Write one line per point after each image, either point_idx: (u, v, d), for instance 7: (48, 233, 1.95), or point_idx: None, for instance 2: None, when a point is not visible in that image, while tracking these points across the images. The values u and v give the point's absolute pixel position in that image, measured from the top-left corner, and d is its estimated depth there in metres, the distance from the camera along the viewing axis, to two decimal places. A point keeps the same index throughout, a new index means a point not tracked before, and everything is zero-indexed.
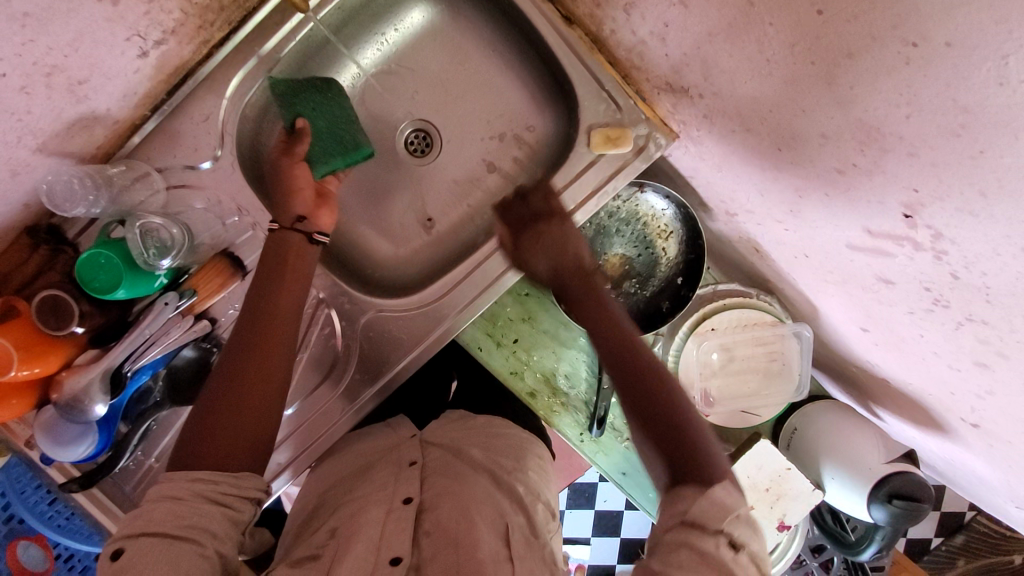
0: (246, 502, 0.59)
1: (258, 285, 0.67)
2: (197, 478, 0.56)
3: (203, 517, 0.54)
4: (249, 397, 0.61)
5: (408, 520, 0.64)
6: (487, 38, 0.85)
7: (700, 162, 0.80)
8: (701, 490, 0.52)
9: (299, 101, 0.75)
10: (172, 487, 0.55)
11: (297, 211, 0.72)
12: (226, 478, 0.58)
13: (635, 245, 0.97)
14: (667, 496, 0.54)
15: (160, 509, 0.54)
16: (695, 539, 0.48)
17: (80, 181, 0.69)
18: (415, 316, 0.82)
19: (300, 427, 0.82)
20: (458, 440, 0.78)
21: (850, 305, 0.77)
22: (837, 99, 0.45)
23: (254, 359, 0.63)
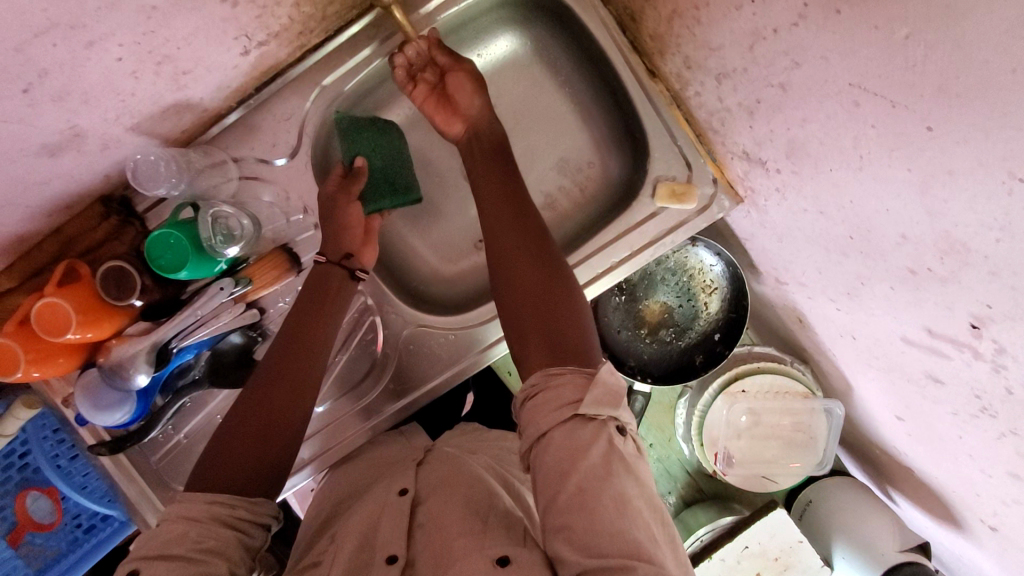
0: (258, 527, 0.57)
1: (295, 312, 0.71)
2: (213, 500, 0.56)
3: (218, 538, 0.53)
4: (276, 419, 0.64)
5: (405, 511, 0.63)
6: (567, 76, 0.87)
7: (760, 228, 0.81)
8: (587, 375, 0.52)
9: (360, 140, 0.77)
10: (188, 509, 0.54)
11: (346, 247, 0.75)
12: (242, 502, 0.57)
13: (678, 295, 0.98)
14: (545, 381, 0.53)
15: (177, 528, 0.52)
16: (589, 437, 0.49)
17: (167, 163, 0.72)
18: (457, 336, 0.83)
19: (327, 426, 0.83)
20: (469, 448, 0.77)
21: (888, 391, 0.77)
22: (926, 208, 0.46)
23: (282, 380, 0.66)
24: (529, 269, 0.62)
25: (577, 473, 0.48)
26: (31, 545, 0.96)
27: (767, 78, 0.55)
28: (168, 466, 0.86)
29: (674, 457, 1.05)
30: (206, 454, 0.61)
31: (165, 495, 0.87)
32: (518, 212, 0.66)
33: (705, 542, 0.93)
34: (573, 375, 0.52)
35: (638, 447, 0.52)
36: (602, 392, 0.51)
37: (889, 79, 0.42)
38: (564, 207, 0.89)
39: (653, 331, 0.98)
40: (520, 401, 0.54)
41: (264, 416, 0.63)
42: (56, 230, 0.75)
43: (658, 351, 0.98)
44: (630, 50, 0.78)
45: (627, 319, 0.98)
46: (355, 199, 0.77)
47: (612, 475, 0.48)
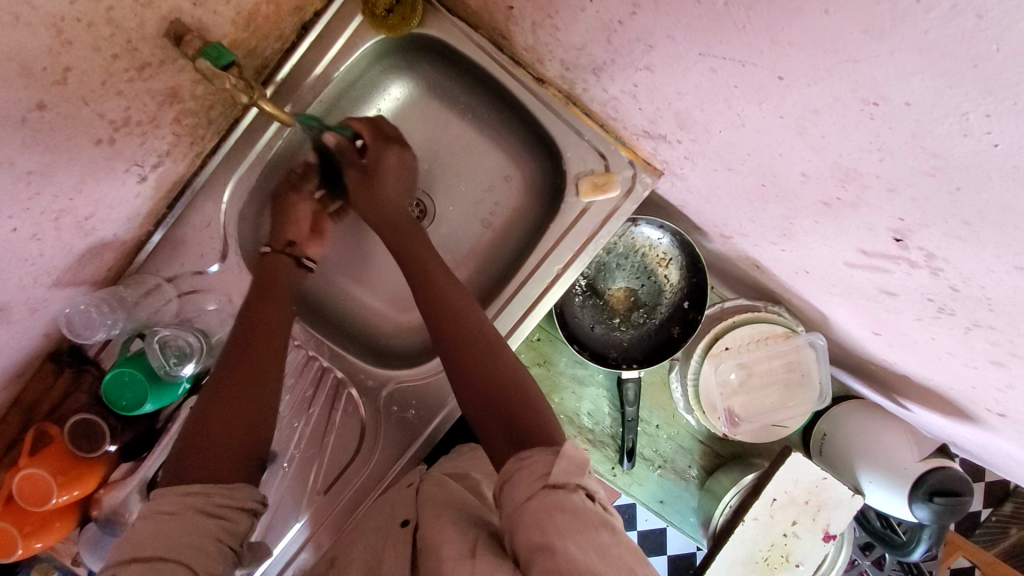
0: (241, 513, 0.56)
1: (253, 302, 0.71)
2: (189, 491, 0.53)
3: (190, 527, 0.51)
4: (228, 401, 0.61)
5: (405, 538, 0.63)
6: (464, 104, 0.88)
7: (689, 194, 0.82)
8: (555, 453, 0.52)
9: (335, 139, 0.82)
10: (163, 501, 0.53)
11: (288, 237, 0.81)
12: (216, 489, 0.55)
13: (637, 276, 0.99)
14: (516, 464, 0.53)
15: (152, 526, 0.50)
16: (561, 498, 0.48)
17: (97, 308, 0.73)
18: (436, 382, 0.84)
19: (333, 512, 0.81)
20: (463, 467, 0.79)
21: (857, 312, 0.78)
22: (812, 146, 0.47)
23: (242, 366, 0.64)
24: (496, 372, 0.62)
25: (553, 529, 0.46)
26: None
27: (633, 64, 0.55)
28: None
29: (684, 431, 1.05)
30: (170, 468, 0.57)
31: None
32: (472, 315, 0.68)
33: (735, 506, 0.93)
34: (542, 451, 0.53)
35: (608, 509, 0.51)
36: (569, 463, 0.51)
37: (730, 44, 0.43)
38: (502, 227, 0.90)
39: (625, 318, 0.99)
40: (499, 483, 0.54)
41: (237, 396, 0.62)
42: (15, 399, 0.75)
43: (636, 334, 0.99)
44: (513, 64, 0.79)
45: (596, 313, 0.99)
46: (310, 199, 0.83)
47: (598, 526, 0.47)
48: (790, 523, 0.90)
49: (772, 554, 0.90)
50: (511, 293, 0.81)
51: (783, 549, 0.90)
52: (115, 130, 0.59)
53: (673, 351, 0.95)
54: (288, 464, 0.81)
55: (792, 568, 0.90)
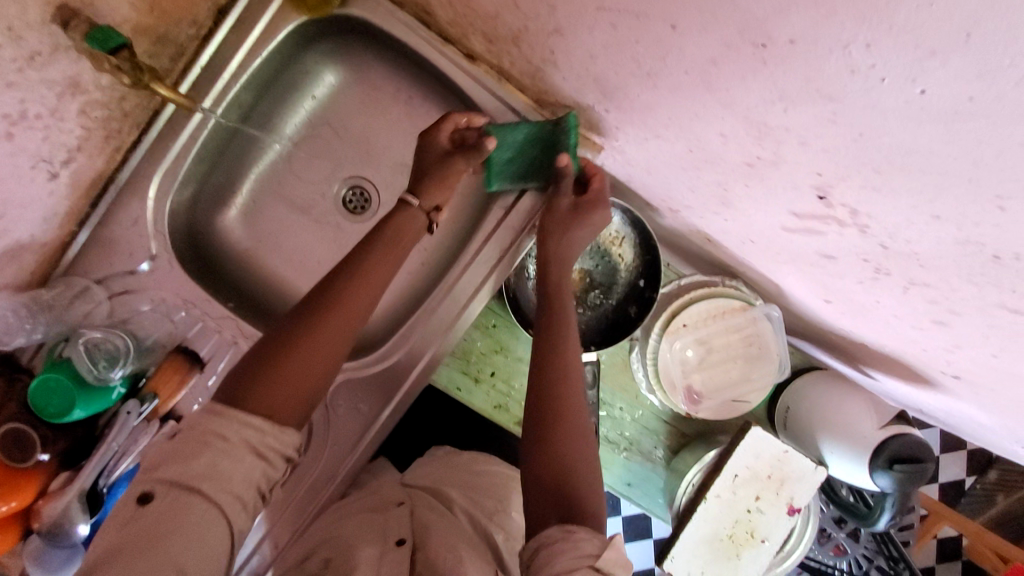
0: (281, 460, 0.54)
1: (373, 249, 0.68)
2: (247, 423, 0.52)
3: (243, 469, 0.50)
4: (309, 366, 0.58)
5: (404, 561, 0.64)
6: (400, 87, 0.86)
7: (631, 168, 0.80)
8: (603, 539, 0.53)
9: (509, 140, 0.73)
10: (223, 424, 0.52)
11: (437, 200, 0.74)
12: (272, 432, 0.54)
13: (591, 256, 0.97)
14: (561, 535, 0.54)
15: (204, 452, 0.50)
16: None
17: (15, 312, 0.70)
18: (384, 373, 0.82)
19: (285, 510, 0.79)
20: (442, 481, 0.85)
21: (806, 280, 0.77)
22: (721, 101, 0.45)
23: (326, 326, 0.60)
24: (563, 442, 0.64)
25: None
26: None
27: (545, 27, 0.53)
28: None
29: (647, 412, 1.03)
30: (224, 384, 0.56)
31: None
32: (572, 356, 0.71)
33: (697, 484, 0.92)
34: (589, 533, 0.54)
35: None
36: (618, 554, 0.51)
37: None
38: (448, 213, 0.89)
39: (582, 299, 0.97)
40: (532, 548, 0.55)
41: (314, 362, 0.59)
42: None
43: (594, 316, 0.97)
44: (442, 42, 0.77)
45: None
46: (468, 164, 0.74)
47: None
48: (753, 499, 0.90)
49: (736, 531, 0.89)
50: (455, 280, 0.81)
51: (747, 525, 0.90)
52: (12, 124, 0.57)
53: (631, 330, 0.93)
54: None
55: (758, 544, 0.90)
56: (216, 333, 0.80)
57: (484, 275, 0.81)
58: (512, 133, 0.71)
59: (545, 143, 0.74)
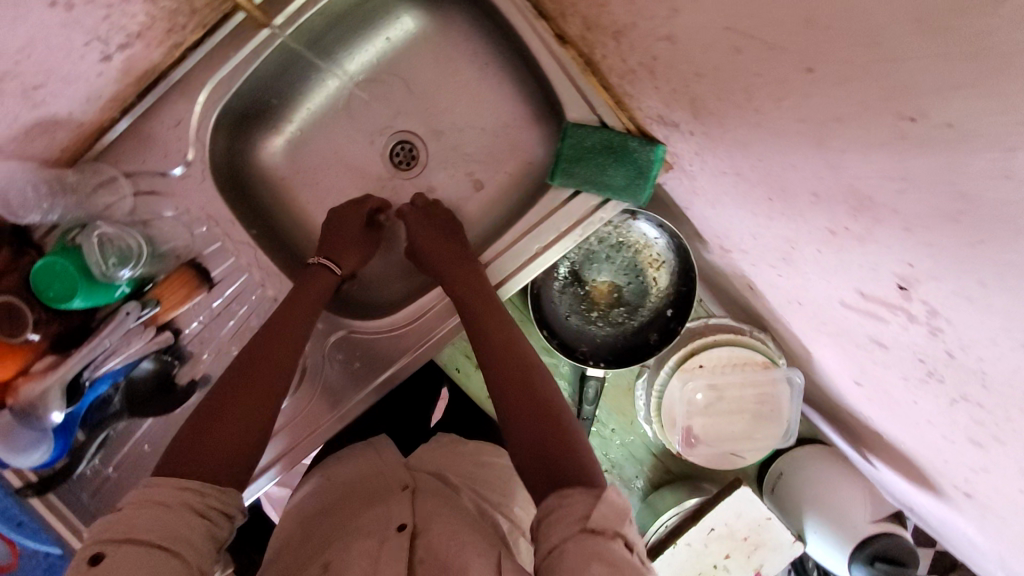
0: (225, 519, 0.54)
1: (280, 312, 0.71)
2: (185, 486, 0.52)
3: (187, 528, 0.49)
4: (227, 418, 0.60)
5: (403, 541, 0.62)
6: (479, 51, 0.82)
7: (694, 196, 0.75)
8: (595, 495, 0.50)
9: (587, 141, 0.72)
10: (160, 491, 0.51)
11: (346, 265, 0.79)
12: (212, 491, 0.54)
13: (624, 273, 0.93)
14: (556, 501, 0.51)
15: (146, 512, 0.49)
16: (598, 545, 0.46)
17: (35, 186, 0.68)
18: (392, 340, 0.80)
19: (289, 423, 0.78)
20: (444, 465, 0.82)
21: (842, 357, 0.73)
22: (828, 161, 0.41)
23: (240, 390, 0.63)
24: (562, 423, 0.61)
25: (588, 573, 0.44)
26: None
27: (654, 31, 0.50)
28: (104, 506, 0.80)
29: (638, 440, 1.01)
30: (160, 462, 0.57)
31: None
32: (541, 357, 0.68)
33: (670, 527, 0.90)
34: (583, 492, 0.51)
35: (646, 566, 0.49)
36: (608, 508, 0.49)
37: (759, 17, 0.38)
38: (491, 193, 0.86)
39: (604, 313, 0.94)
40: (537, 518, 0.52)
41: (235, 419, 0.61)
42: None
43: (611, 333, 0.94)
44: (536, 16, 0.72)
45: (575, 303, 0.94)
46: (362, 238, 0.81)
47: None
48: (723, 556, 0.88)
49: None
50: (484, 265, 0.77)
51: None
52: None
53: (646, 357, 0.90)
54: None
55: None
56: (231, 256, 0.77)
57: (520, 264, 0.77)
58: (591, 133, 0.71)
59: (639, 168, 0.71)
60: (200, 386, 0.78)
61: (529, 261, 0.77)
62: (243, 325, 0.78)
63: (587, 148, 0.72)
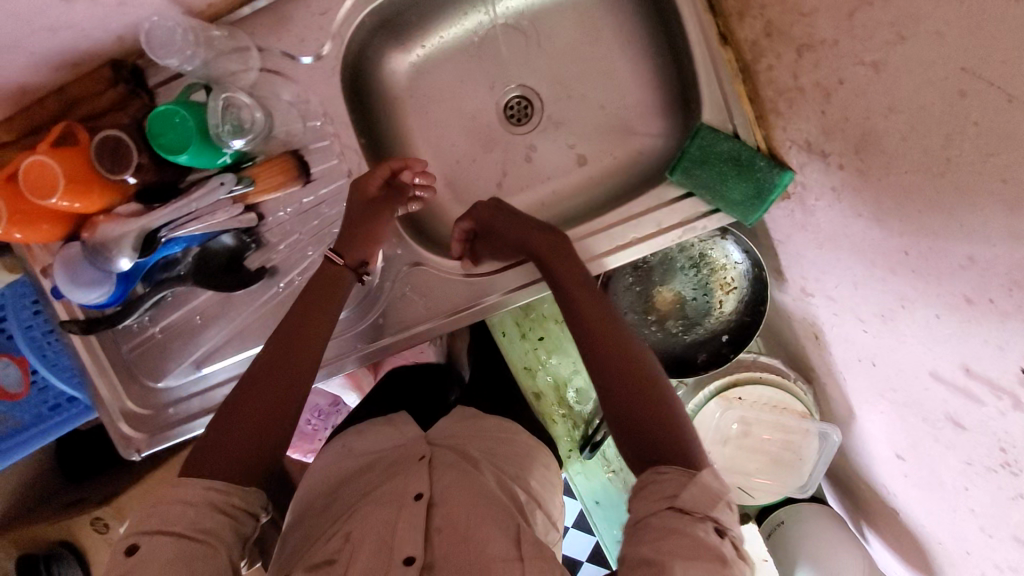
0: (249, 515, 0.60)
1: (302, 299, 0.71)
2: (211, 486, 0.58)
3: (212, 526, 0.56)
4: (259, 399, 0.65)
5: (418, 515, 0.65)
6: (627, 29, 0.81)
7: (799, 233, 0.75)
8: (689, 476, 0.56)
9: (715, 148, 0.71)
10: (189, 491, 0.57)
11: (360, 256, 0.74)
12: (237, 490, 0.59)
13: (693, 287, 0.93)
14: (652, 476, 0.58)
15: (175, 509, 0.56)
16: (685, 524, 0.52)
17: (183, 32, 0.66)
18: (462, 285, 0.80)
19: (344, 334, 0.80)
20: (462, 440, 0.79)
21: (896, 427, 0.74)
22: (1013, 228, 0.41)
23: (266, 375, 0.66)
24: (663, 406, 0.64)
25: (671, 543, 0.51)
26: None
27: (857, 55, 0.50)
28: (139, 360, 0.82)
29: None
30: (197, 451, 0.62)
31: (135, 404, 0.83)
32: (627, 348, 0.67)
33: None
34: (676, 472, 0.57)
35: (737, 551, 0.53)
36: (699, 493, 0.55)
37: (1002, 62, 0.39)
38: (593, 172, 0.86)
39: (661, 320, 0.94)
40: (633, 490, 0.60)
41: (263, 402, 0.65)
42: (60, 89, 0.70)
43: (661, 341, 0.94)
44: (705, 8, 0.71)
45: (636, 302, 0.94)
46: (383, 210, 0.74)
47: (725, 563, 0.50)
48: None
49: None
50: (578, 237, 0.78)
51: None
52: None
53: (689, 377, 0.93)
54: (283, 286, 0.80)
55: None
56: (335, 158, 0.77)
57: (611, 248, 0.77)
58: (723, 141, 0.70)
59: (758, 188, 0.70)
60: (268, 274, 0.79)
61: (616, 248, 0.77)
62: (325, 228, 0.78)
63: (713, 154, 0.71)
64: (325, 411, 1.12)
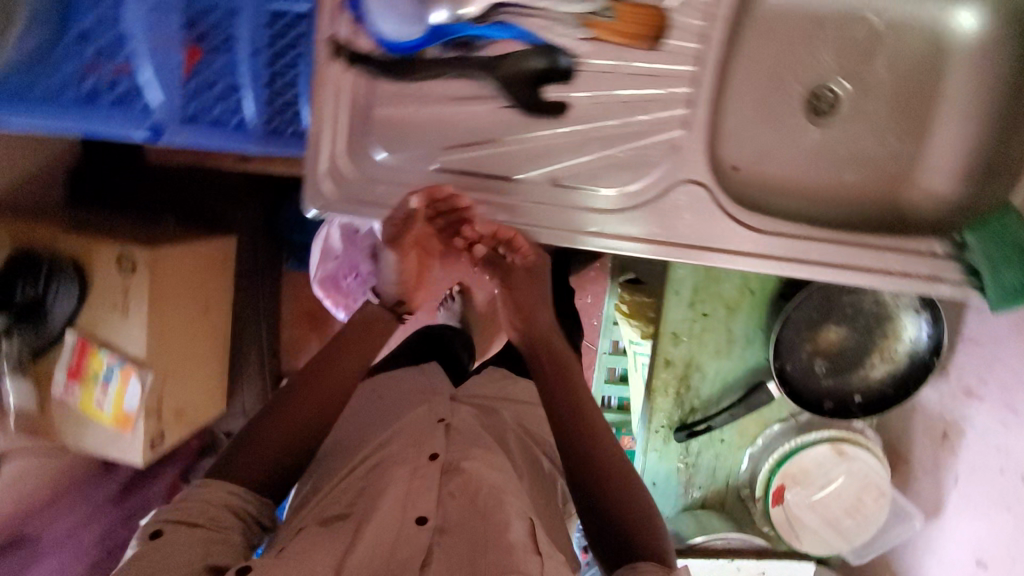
0: (262, 506, 0.69)
1: (347, 337, 0.83)
2: (231, 491, 0.67)
3: (231, 525, 0.64)
4: (290, 412, 0.75)
5: (432, 481, 0.74)
6: (966, 90, 0.85)
7: (1014, 342, 0.83)
8: (667, 570, 0.64)
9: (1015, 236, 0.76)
10: (211, 491, 0.66)
11: (400, 295, 0.86)
12: (242, 495, 0.67)
13: (859, 340, 0.96)
14: (631, 568, 0.65)
15: (200, 504, 0.64)
16: None
17: None
18: (722, 224, 0.77)
19: (569, 206, 0.75)
20: (495, 402, 0.98)
21: (1000, 536, 0.83)
22: None
23: (296, 393, 0.77)
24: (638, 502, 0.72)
25: None
26: (165, 65, 0.61)
27: None
28: (377, 117, 0.75)
29: (726, 464, 1.05)
30: (246, 428, 0.75)
31: (348, 162, 0.75)
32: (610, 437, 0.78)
33: (727, 544, 0.99)
34: (654, 562, 0.65)
35: None
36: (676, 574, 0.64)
37: None
38: (857, 194, 0.88)
39: (816, 353, 0.96)
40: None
41: (274, 432, 0.73)
42: None
43: (806, 372, 0.97)
44: None
45: (806, 326, 0.95)
46: (412, 215, 0.74)
47: None
48: None
49: None
50: (823, 240, 0.79)
51: None
52: None
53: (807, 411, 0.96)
54: (563, 130, 0.74)
55: None
56: (694, 42, 0.72)
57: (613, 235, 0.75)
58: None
59: None
60: (560, 112, 0.73)
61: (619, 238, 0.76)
62: (637, 99, 0.73)
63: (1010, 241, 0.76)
64: (363, 275, 1.10)
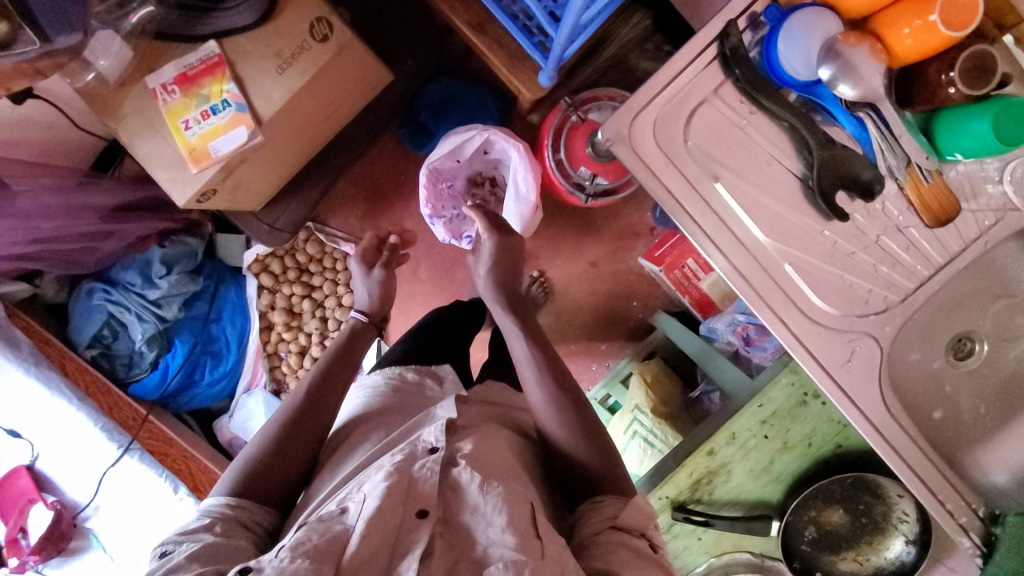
0: (268, 517, 0.79)
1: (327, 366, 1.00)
2: (239, 506, 0.76)
3: (240, 535, 0.73)
4: (284, 434, 0.87)
5: (437, 483, 0.74)
6: None
7: None
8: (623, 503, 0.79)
9: None
10: (223, 510, 0.75)
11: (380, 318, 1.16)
12: (247, 509, 0.77)
13: (853, 531, 1.07)
14: (592, 506, 0.79)
15: (211, 521, 0.73)
16: (626, 539, 0.73)
17: None
18: (872, 389, 0.84)
19: (780, 286, 0.82)
20: (493, 407, 0.97)
21: None
22: None
23: (301, 419, 0.89)
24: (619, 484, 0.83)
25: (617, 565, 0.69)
26: None
27: None
28: (703, 114, 0.79)
29: (686, 556, 1.15)
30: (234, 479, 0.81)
31: (649, 135, 0.79)
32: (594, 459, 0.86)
33: None
34: (612, 504, 0.79)
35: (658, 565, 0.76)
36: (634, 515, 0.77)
37: None
38: (942, 432, 0.99)
39: (815, 521, 1.06)
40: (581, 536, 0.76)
41: (297, 436, 0.87)
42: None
43: (799, 529, 1.06)
44: None
45: (824, 497, 1.05)
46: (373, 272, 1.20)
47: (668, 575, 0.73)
48: None
49: None
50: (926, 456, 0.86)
51: None
52: None
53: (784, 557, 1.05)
54: (825, 233, 0.81)
55: None
56: (955, 243, 0.82)
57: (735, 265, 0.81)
58: None
59: None
60: (838, 218, 0.81)
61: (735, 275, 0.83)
62: (890, 253, 0.82)
63: None
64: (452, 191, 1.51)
